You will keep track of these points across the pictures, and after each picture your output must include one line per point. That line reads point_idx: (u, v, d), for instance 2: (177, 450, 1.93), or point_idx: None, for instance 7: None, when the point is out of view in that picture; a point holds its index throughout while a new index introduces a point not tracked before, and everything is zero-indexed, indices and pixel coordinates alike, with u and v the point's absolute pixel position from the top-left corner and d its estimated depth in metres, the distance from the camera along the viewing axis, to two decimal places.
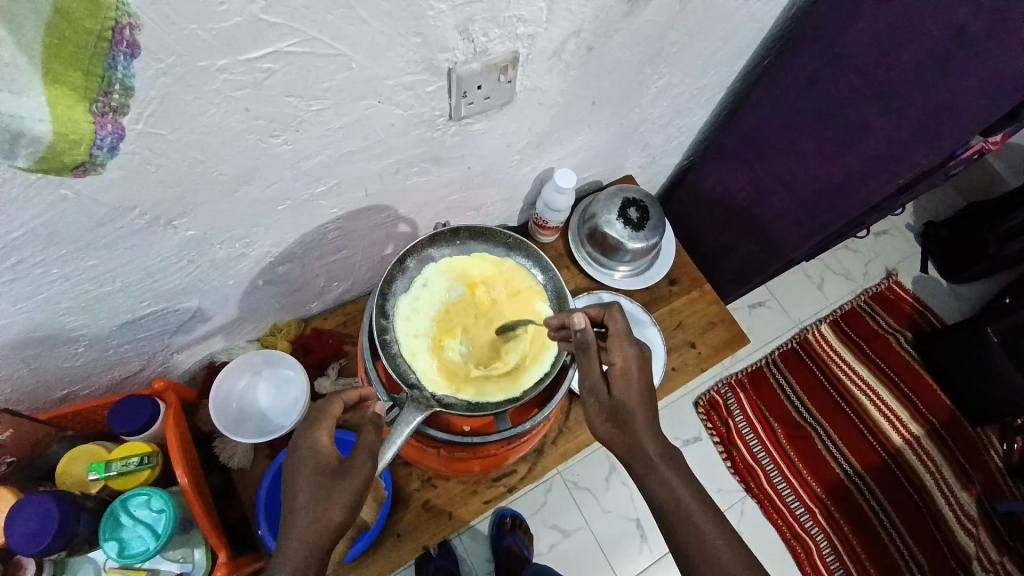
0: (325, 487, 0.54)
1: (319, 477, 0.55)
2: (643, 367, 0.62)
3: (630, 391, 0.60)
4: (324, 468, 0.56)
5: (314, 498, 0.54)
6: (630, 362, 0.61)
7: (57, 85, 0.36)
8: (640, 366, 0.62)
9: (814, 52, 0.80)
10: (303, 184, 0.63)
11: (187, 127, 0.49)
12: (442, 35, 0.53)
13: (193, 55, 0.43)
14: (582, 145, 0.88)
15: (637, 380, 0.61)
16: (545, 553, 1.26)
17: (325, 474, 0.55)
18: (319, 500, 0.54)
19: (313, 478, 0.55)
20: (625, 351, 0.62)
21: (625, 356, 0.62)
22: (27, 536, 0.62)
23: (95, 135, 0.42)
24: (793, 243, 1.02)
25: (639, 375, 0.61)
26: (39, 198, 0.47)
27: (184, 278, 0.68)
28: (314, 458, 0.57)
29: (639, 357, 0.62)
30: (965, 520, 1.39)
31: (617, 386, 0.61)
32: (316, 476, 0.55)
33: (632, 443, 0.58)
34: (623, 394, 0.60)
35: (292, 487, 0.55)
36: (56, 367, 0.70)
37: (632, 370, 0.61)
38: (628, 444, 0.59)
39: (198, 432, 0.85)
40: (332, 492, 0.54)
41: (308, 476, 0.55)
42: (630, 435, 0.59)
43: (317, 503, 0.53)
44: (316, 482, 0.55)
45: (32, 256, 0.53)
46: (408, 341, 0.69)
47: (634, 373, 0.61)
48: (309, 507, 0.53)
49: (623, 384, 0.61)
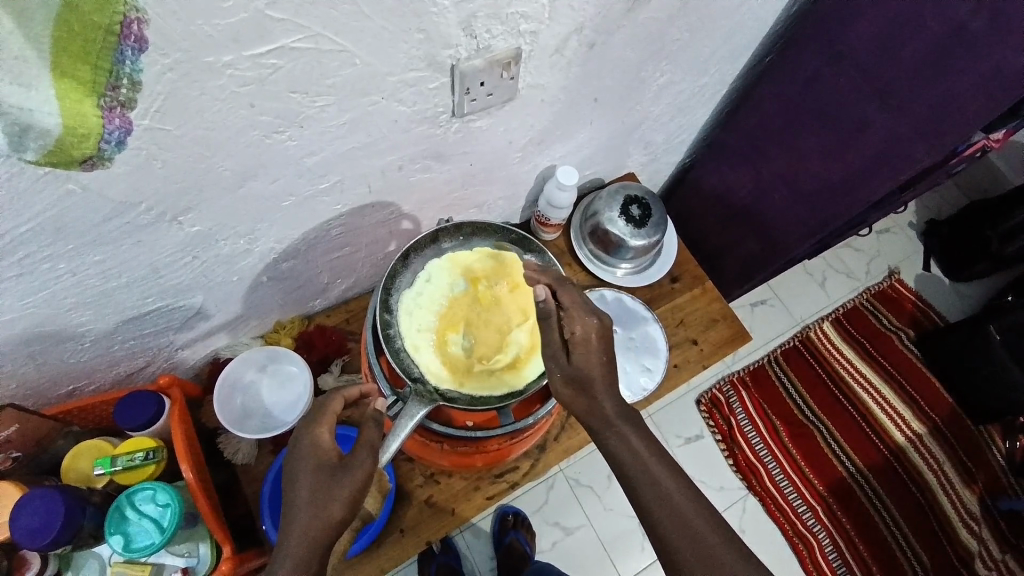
0: (326, 483, 0.55)
1: (320, 473, 0.55)
2: (605, 337, 0.60)
3: (589, 358, 0.59)
4: (324, 463, 0.56)
5: (315, 494, 0.54)
6: (591, 330, 0.59)
7: (66, 79, 0.37)
8: (602, 336, 0.60)
9: (814, 49, 0.80)
10: (307, 180, 0.63)
11: (193, 122, 0.49)
12: (445, 32, 0.54)
13: (198, 51, 0.43)
14: (584, 143, 0.88)
15: (597, 349, 0.59)
16: (547, 550, 1.26)
17: (326, 469, 0.55)
18: (320, 495, 0.54)
19: (314, 473, 0.55)
20: (585, 321, 0.59)
21: (587, 325, 0.59)
22: (31, 531, 0.63)
23: (102, 128, 0.43)
24: (795, 240, 1.02)
25: (600, 345, 0.59)
26: (47, 191, 0.48)
27: (189, 275, 0.69)
28: (314, 453, 0.57)
29: (598, 327, 0.60)
30: (968, 518, 1.39)
31: (574, 353, 0.59)
32: (317, 471, 0.55)
33: (595, 410, 0.58)
34: (582, 361, 0.59)
35: (293, 482, 0.55)
36: (61, 363, 0.70)
37: (593, 338, 0.59)
38: (590, 410, 0.58)
39: (202, 428, 0.85)
40: (333, 488, 0.54)
41: (308, 472, 0.55)
42: (593, 401, 0.58)
43: (318, 498, 0.54)
44: (317, 477, 0.55)
45: (40, 251, 0.53)
46: (411, 335, 0.70)
47: (594, 342, 0.59)
48: (311, 502, 0.53)
49: (581, 352, 0.59)
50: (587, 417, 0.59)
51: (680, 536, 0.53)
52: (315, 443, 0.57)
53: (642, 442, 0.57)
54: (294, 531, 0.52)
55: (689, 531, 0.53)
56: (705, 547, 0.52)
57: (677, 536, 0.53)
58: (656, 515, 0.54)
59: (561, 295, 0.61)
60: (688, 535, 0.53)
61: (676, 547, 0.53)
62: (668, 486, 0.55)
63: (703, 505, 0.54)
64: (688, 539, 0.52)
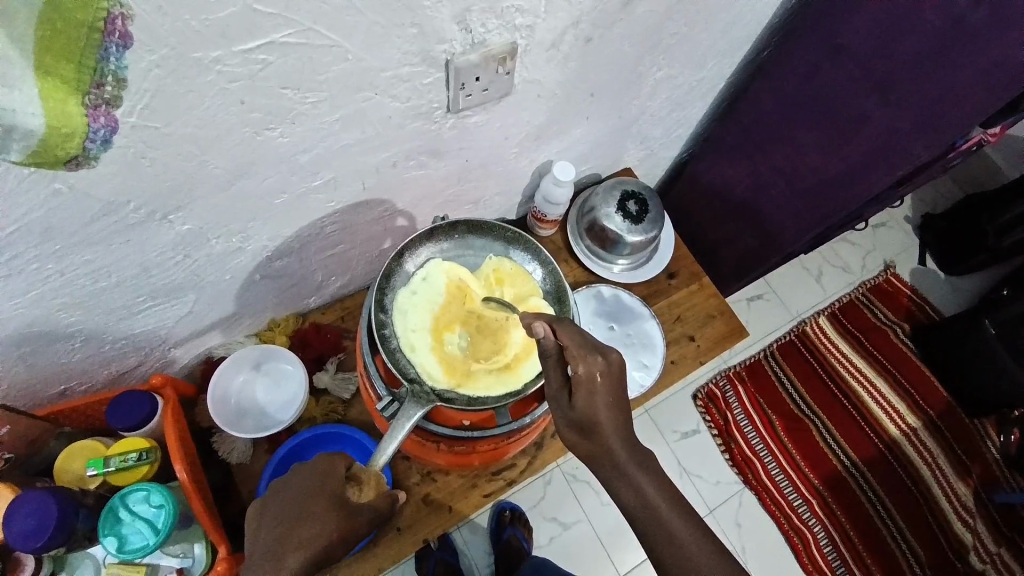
0: (319, 511, 0.55)
1: (319, 499, 0.56)
2: (611, 377, 0.57)
3: (594, 401, 0.56)
4: (329, 496, 0.56)
5: (306, 517, 0.55)
6: (595, 371, 0.56)
7: (49, 78, 0.36)
8: (606, 376, 0.57)
9: (814, 42, 0.79)
10: (299, 178, 0.62)
11: (181, 120, 0.48)
12: (440, 26, 0.53)
13: (186, 46, 0.42)
14: (581, 137, 0.87)
15: (602, 391, 0.56)
16: (544, 546, 1.27)
17: (327, 499, 0.56)
18: (308, 518, 0.54)
19: (313, 497, 0.56)
20: (589, 361, 0.56)
21: (590, 364, 0.56)
22: (25, 534, 0.62)
23: (88, 128, 0.41)
24: (793, 235, 1.01)
25: (605, 386, 0.56)
26: (33, 192, 0.47)
27: (182, 274, 0.68)
28: (321, 478, 0.58)
29: (603, 366, 0.56)
30: (963, 511, 1.39)
31: (578, 398, 0.56)
32: (316, 495, 0.56)
33: (600, 450, 0.57)
34: (585, 405, 0.56)
35: (290, 496, 0.56)
36: (52, 363, 0.69)
37: (597, 379, 0.56)
38: (595, 452, 0.57)
39: (197, 428, 0.84)
40: (324, 520, 0.55)
41: (307, 492, 0.56)
42: (599, 443, 0.56)
43: (309, 523, 0.54)
44: (313, 503, 0.56)
45: (27, 252, 0.52)
46: (407, 335, 0.69)
47: (598, 384, 0.56)
48: (301, 522, 0.54)
49: (585, 395, 0.56)
50: (593, 457, 0.57)
51: (658, 538, 0.54)
52: (327, 470, 0.58)
53: (628, 448, 0.57)
54: (269, 547, 0.53)
55: (667, 534, 0.54)
56: (682, 552, 0.53)
57: (655, 535, 0.55)
58: (637, 515, 0.56)
59: (562, 334, 0.57)
60: (664, 537, 0.54)
61: (654, 550, 0.54)
62: (652, 492, 0.56)
63: (687, 511, 0.55)
64: (664, 541, 0.54)
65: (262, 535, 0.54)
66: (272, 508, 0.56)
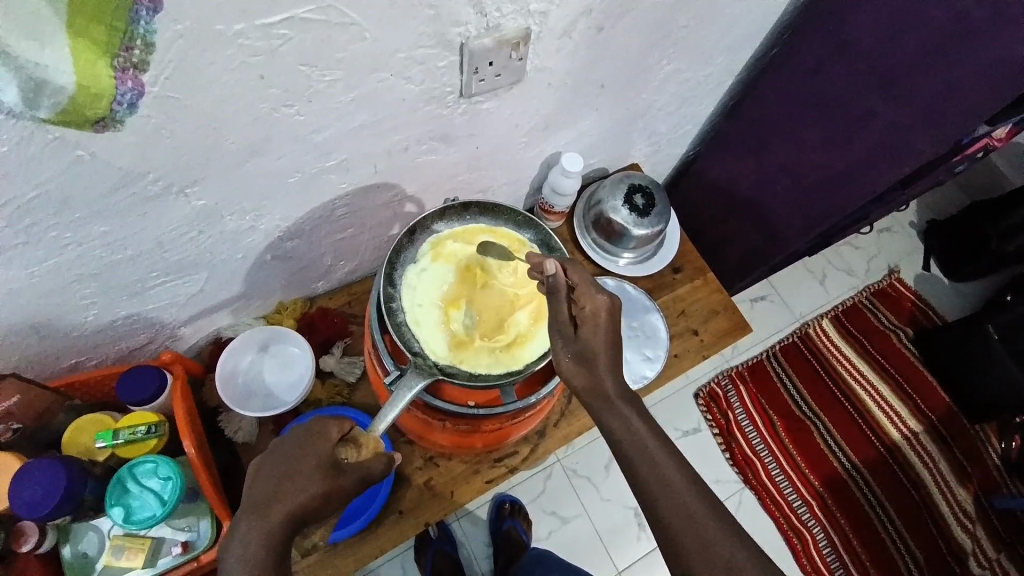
0: (306, 470, 0.54)
1: (309, 459, 0.55)
2: (614, 316, 0.58)
3: (597, 335, 0.58)
4: (320, 455, 0.55)
5: (293, 476, 0.54)
6: (601, 308, 0.58)
7: (80, 38, 0.40)
8: (610, 314, 0.58)
9: (821, 40, 0.80)
10: (313, 157, 0.63)
11: (203, 93, 0.49)
12: (455, 9, 0.54)
13: (208, 19, 0.44)
14: (588, 130, 0.88)
15: (605, 327, 0.58)
16: (544, 539, 1.27)
17: (315, 460, 0.55)
18: (295, 479, 0.54)
19: (303, 458, 0.55)
20: (595, 299, 0.58)
21: (596, 302, 0.58)
22: (31, 503, 0.63)
23: (115, 90, 0.44)
24: (798, 233, 1.02)
25: (609, 323, 0.58)
26: (56, 160, 0.48)
27: (194, 250, 0.69)
28: (312, 439, 0.56)
29: (608, 305, 0.58)
30: (963, 517, 1.39)
31: (583, 329, 0.58)
32: (305, 456, 0.55)
33: (607, 424, 0.57)
34: (590, 336, 0.58)
35: (280, 455, 0.55)
36: (64, 337, 0.70)
37: (602, 316, 0.58)
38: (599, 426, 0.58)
39: (204, 407, 0.85)
40: (310, 480, 0.54)
41: (297, 452, 0.55)
42: (606, 414, 0.57)
43: (295, 481, 0.54)
44: (302, 462, 0.55)
45: (46, 220, 0.54)
46: (414, 310, 0.70)
47: (603, 320, 0.58)
48: (288, 482, 0.53)
49: (590, 328, 0.58)
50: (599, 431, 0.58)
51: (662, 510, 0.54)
52: (319, 431, 0.57)
53: (635, 426, 0.57)
54: (256, 502, 0.53)
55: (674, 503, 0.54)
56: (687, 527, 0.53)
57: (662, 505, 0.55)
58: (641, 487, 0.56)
59: (572, 273, 0.60)
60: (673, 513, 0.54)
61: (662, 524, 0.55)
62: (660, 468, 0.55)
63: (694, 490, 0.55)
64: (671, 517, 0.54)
65: (253, 489, 0.54)
66: (265, 466, 0.55)
